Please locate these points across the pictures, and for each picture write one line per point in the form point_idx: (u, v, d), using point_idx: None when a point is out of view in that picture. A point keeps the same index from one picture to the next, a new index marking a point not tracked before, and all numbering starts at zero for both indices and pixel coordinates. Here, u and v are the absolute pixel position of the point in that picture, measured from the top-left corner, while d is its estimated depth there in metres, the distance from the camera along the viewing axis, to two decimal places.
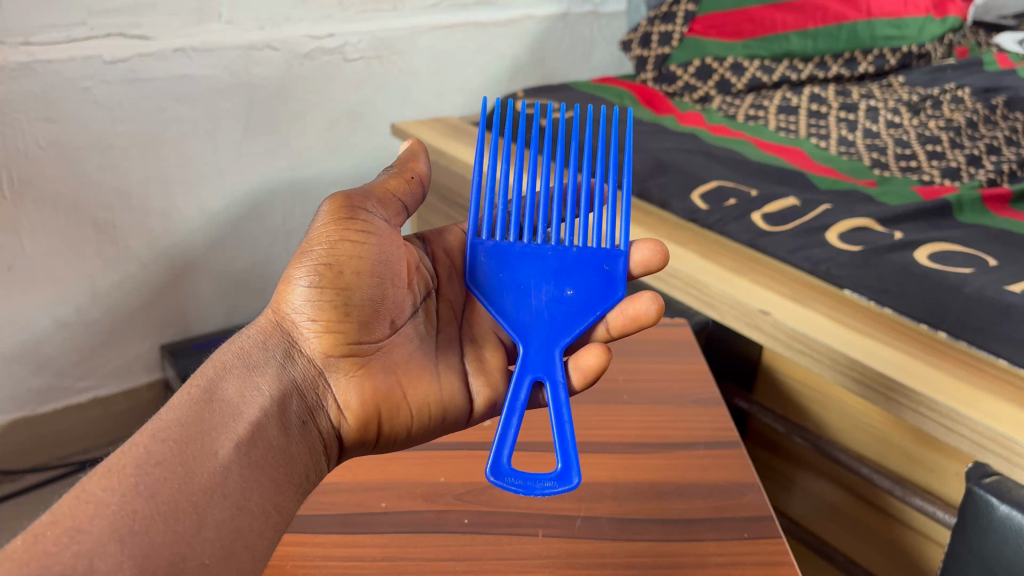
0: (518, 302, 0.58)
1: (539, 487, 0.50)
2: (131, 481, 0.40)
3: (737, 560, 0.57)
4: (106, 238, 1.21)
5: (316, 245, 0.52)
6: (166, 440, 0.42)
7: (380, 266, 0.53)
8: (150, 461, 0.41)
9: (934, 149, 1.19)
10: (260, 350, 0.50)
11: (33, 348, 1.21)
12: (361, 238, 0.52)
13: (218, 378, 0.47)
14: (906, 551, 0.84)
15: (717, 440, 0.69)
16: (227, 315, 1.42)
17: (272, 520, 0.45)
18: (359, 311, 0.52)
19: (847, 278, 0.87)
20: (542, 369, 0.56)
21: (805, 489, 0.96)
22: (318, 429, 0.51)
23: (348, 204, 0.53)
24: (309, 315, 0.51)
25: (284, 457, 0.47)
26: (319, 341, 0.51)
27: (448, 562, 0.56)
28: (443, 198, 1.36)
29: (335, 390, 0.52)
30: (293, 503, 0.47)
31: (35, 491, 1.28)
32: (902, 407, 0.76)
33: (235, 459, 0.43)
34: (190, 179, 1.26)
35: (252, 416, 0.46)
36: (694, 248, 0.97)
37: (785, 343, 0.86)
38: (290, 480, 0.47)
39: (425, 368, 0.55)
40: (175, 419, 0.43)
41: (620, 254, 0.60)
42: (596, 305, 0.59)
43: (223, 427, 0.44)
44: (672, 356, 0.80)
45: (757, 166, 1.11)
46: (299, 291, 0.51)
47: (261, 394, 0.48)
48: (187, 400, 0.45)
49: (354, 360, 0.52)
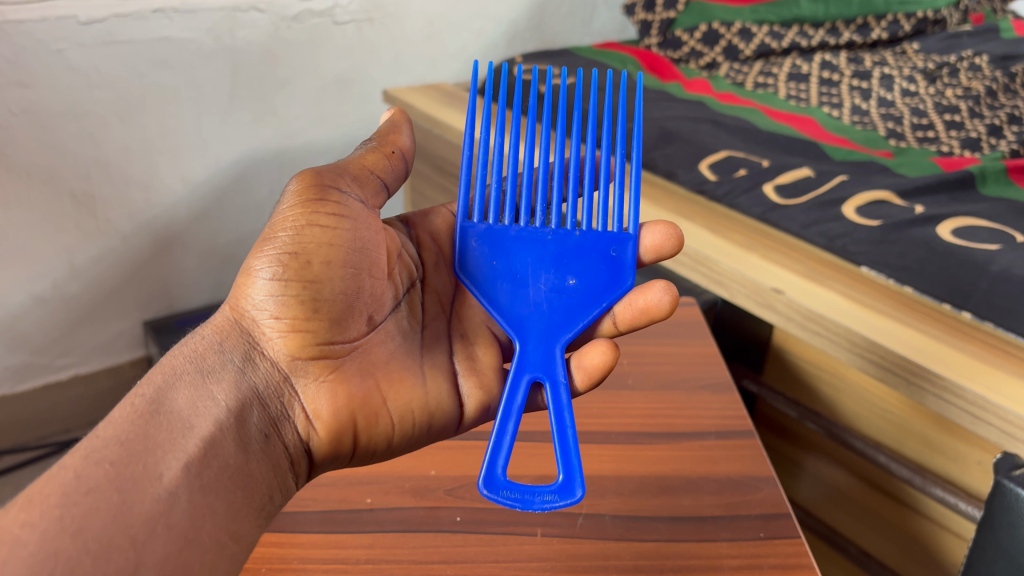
0: (514, 293, 0.53)
1: (538, 501, 0.47)
2: (55, 514, 0.36)
3: (753, 563, 0.52)
4: (84, 211, 1.16)
5: (280, 231, 0.48)
6: (101, 462, 0.39)
7: (355, 255, 0.49)
8: (81, 489, 0.37)
9: (952, 118, 1.13)
10: (215, 354, 0.46)
11: (8, 325, 1.17)
12: (333, 222, 0.48)
13: (167, 388, 0.43)
14: (924, 541, 0.79)
15: (728, 430, 0.64)
16: (212, 290, 1.37)
17: (228, 551, 0.41)
18: (329, 306, 0.48)
19: (866, 254, 0.82)
20: (541, 368, 0.51)
21: (815, 475, 0.92)
22: (284, 443, 0.47)
23: (318, 182, 0.49)
24: (271, 313, 0.47)
25: (243, 477, 0.43)
26: (284, 342, 0.47)
27: (438, 564, 0.51)
28: (438, 169, 1.30)
29: (304, 397, 0.48)
30: (254, 530, 0.43)
31: (14, 474, 1.24)
32: (925, 393, 0.71)
33: (183, 482, 0.40)
34: (172, 149, 1.20)
35: (205, 429, 0.42)
36: (702, 222, 0.92)
37: (800, 324, 0.81)
38: (250, 504, 0.43)
39: (408, 369, 0.52)
40: (115, 437, 0.40)
41: (628, 237, 0.56)
42: (601, 296, 0.54)
43: (170, 445, 0.41)
44: (679, 338, 0.75)
45: (768, 135, 1.06)
46: (260, 286, 0.47)
47: (215, 405, 0.44)
48: (130, 414, 0.41)
49: (325, 363, 0.48)
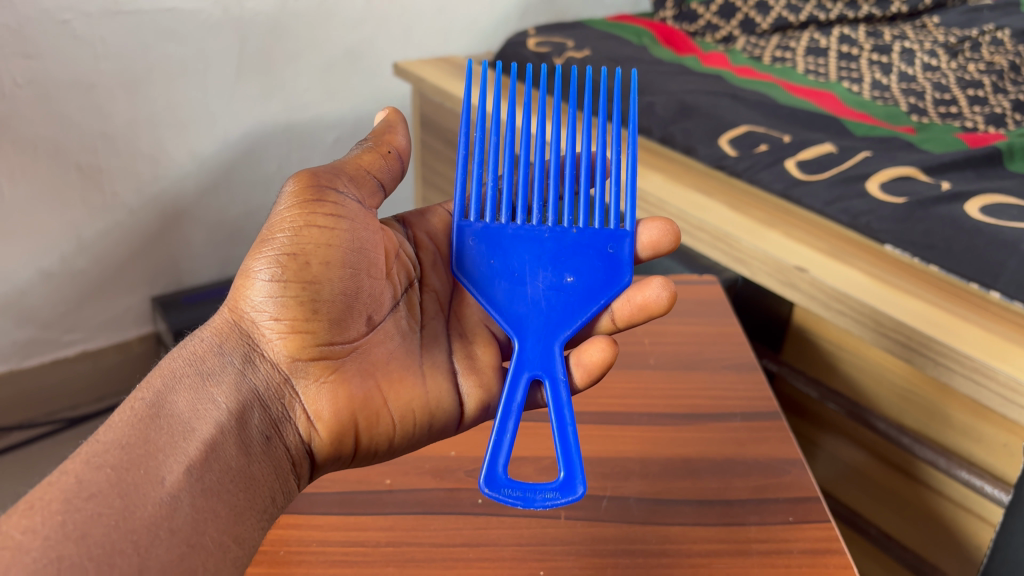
0: (512, 291, 0.52)
1: (539, 499, 0.46)
2: (57, 520, 0.35)
3: (782, 548, 0.51)
4: (91, 184, 1.14)
5: (278, 232, 0.46)
6: (102, 467, 0.37)
7: (353, 255, 0.48)
8: (82, 495, 0.36)
9: (976, 93, 1.11)
10: (215, 355, 0.45)
11: (16, 299, 1.15)
12: (330, 222, 0.47)
13: (167, 390, 0.42)
14: (944, 523, 0.78)
15: (753, 411, 0.63)
16: (220, 266, 1.35)
17: (231, 554, 0.40)
18: (329, 307, 0.47)
19: (890, 232, 0.80)
20: (541, 366, 0.50)
21: (833, 455, 0.90)
22: (285, 445, 0.46)
23: (315, 182, 0.48)
24: (271, 314, 0.46)
25: (245, 480, 0.42)
26: (284, 343, 0.46)
27: (459, 548, 0.50)
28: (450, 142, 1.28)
29: (305, 398, 0.47)
30: (257, 532, 0.42)
31: (23, 451, 1.23)
32: (954, 373, 0.69)
33: (185, 486, 0.38)
34: (179, 122, 1.18)
35: (206, 433, 0.41)
36: (722, 199, 0.90)
37: (823, 304, 0.79)
38: (253, 506, 0.42)
39: (408, 369, 0.51)
40: (115, 441, 0.38)
41: (626, 234, 0.55)
42: (598, 293, 0.53)
43: (171, 449, 0.39)
44: (702, 317, 0.74)
45: (788, 109, 1.03)
46: (259, 287, 0.46)
47: (216, 407, 0.43)
48: (130, 418, 0.40)
49: (325, 364, 0.47)
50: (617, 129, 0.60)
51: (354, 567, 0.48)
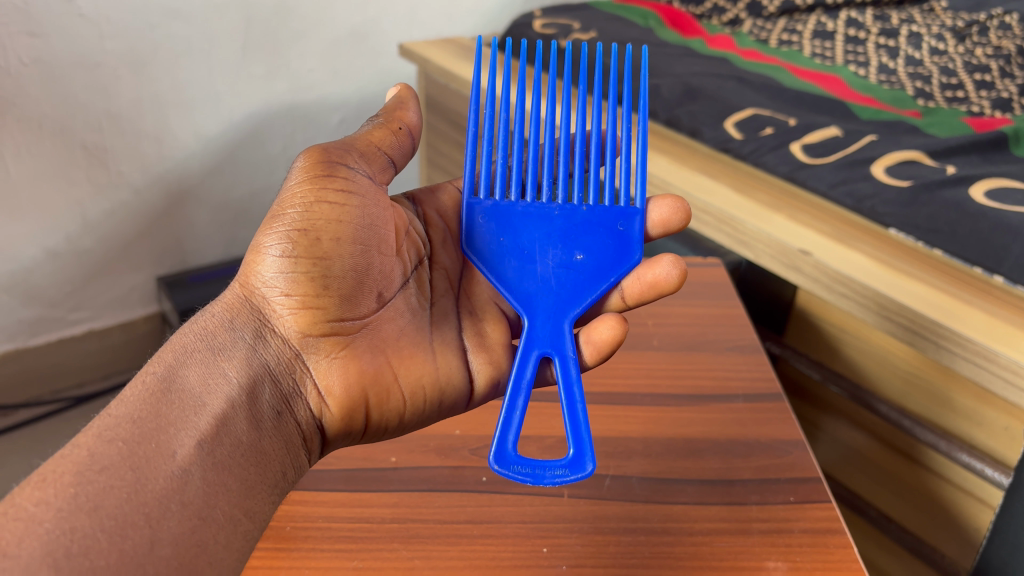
0: (521, 269, 0.53)
1: (549, 476, 0.46)
2: (69, 492, 0.35)
3: (783, 528, 0.51)
4: (96, 163, 1.14)
5: (288, 208, 0.47)
6: (114, 440, 0.38)
7: (364, 231, 0.48)
8: (94, 467, 0.37)
9: (982, 78, 1.10)
10: (226, 331, 0.45)
11: (22, 278, 1.16)
12: (341, 199, 0.47)
13: (178, 365, 0.42)
14: (944, 505, 0.78)
15: (755, 393, 0.63)
16: (226, 247, 1.36)
17: (242, 528, 0.41)
18: (339, 283, 0.47)
19: (894, 216, 0.80)
20: (550, 344, 0.50)
21: (833, 436, 0.90)
22: (296, 419, 0.46)
23: (325, 158, 0.48)
24: (282, 289, 0.46)
25: (255, 454, 0.42)
26: (295, 319, 0.46)
27: (464, 524, 0.50)
28: (454, 123, 1.28)
29: (315, 373, 0.47)
30: (267, 507, 0.43)
31: (29, 428, 1.24)
32: (956, 357, 0.69)
33: (196, 460, 0.39)
34: (184, 102, 1.18)
35: (217, 408, 0.41)
36: (726, 181, 0.90)
37: (826, 287, 0.79)
38: (263, 480, 0.43)
39: (419, 346, 0.51)
40: (127, 415, 0.39)
41: (637, 212, 0.55)
42: (609, 271, 0.53)
43: (182, 423, 0.40)
44: (705, 299, 0.74)
45: (794, 92, 1.03)
46: (270, 262, 0.46)
47: (227, 382, 0.43)
48: (141, 392, 0.40)
49: (336, 340, 0.48)
50: (627, 113, 0.60)
51: (359, 542, 0.49)
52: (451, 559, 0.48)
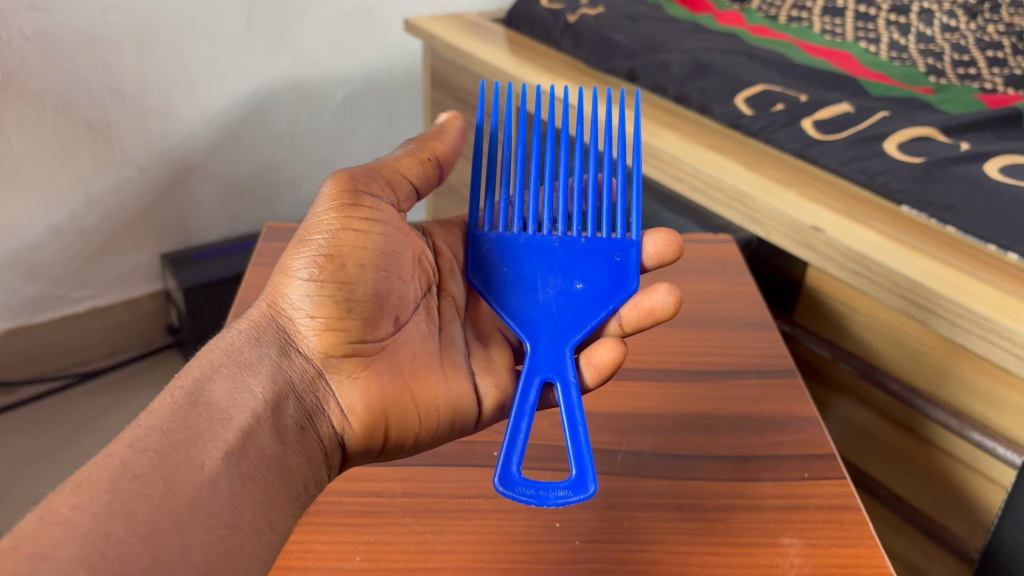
0: (523, 297, 0.52)
1: (553, 497, 0.44)
2: (104, 499, 0.35)
3: (798, 504, 0.51)
4: (99, 138, 1.13)
5: (315, 234, 0.47)
6: (145, 450, 0.37)
7: (386, 258, 0.48)
8: (127, 475, 0.36)
9: (995, 55, 1.08)
10: (252, 347, 0.45)
11: (26, 256, 1.15)
12: (366, 226, 0.48)
13: (206, 380, 0.42)
14: (955, 486, 0.78)
15: (769, 369, 0.63)
16: (230, 224, 1.36)
17: (266, 539, 0.39)
18: (362, 307, 0.47)
19: (907, 193, 0.79)
20: (552, 369, 0.50)
21: (841, 415, 0.90)
22: (319, 435, 0.45)
23: (352, 186, 0.49)
24: (307, 311, 0.46)
25: (280, 468, 0.41)
26: (319, 339, 0.46)
27: (476, 499, 0.50)
28: (459, 101, 1.27)
29: (338, 393, 0.46)
30: (291, 519, 0.41)
31: (33, 406, 1.23)
32: (970, 334, 0.68)
33: (223, 471, 0.38)
34: (187, 78, 1.17)
35: (243, 421, 0.41)
36: (737, 157, 0.89)
37: (838, 265, 0.77)
38: (287, 494, 0.41)
39: (433, 368, 0.50)
40: (157, 426, 0.38)
41: (632, 245, 0.55)
42: (608, 299, 0.53)
43: (210, 435, 0.39)
44: (718, 276, 0.73)
45: (804, 69, 1.03)
46: (298, 286, 0.46)
47: (253, 397, 0.42)
48: (170, 405, 0.40)
49: (357, 360, 0.47)
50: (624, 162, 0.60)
51: (371, 517, 0.48)
52: (464, 533, 0.48)
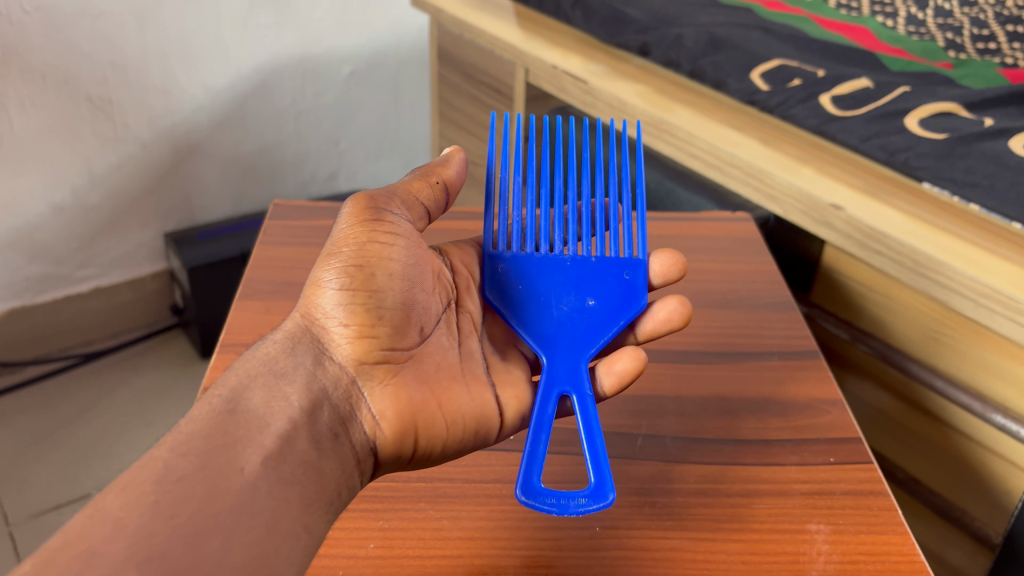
0: (537, 313, 0.51)
1: (573, 505, 0.43)
2: (150, 499, 0.35)
3: (824, 489, 0.49)
4: (101, 116, 1.12)
5: (344, 246, 0.46)
6: (187, 455, 0.37)
7: (413, 270, 0.47)
8: (171, 478, 0.36)
9: (1016, 29, 1.06)
10: (287, 356, 0.43)
11: (28, 234, 1.13)
12: (392, 239, 0.47)
13: (242, 389, 0.41)
14: (975, 468, 0.76)
15: (791, 350, 0.61)
16: (234, 202, 1.34)
17: (300, 542, 0.37)
18: (392, 316, 0.45)
19: (928, 170, 0.77)
20: (569, 382, 0.48)
21: (857, 396, 0.88)
22: (352, 442, 0.44)
23: (374, 204, 0.48)
24: (340, 320, 0.45)
25: (316, 472, 0.40)
26: (352, 347, 0.45)
27: (493, 484, 0.49)
28: (467, 77, 1.24)
29: (371, 400, 0.45)
30: (323, 524, 0.39)
31: (37, 387, 1.22)
32: (995, 314, 0.66)
33: (262, 475, 0.37)
34: (190, 53, 1.15)
35: (280, 427, 0.40)
36: (754, 134, 0.87)
37: (858, 245, 0.75)
38: (322, 497, 0.40)
39: (458, 378, 0.48)
40: (196, 433, 0.38)
41: (639, 262, 0.54)
42: (619, 315, 0.52)
43: (248, 441, 0.38)
44: (737, 255, 0.72)
45: (821, 44, 1.00)
46: (329, 296, 0.45)
47: (289, 404, 0.41)
48: (208, 412, 0.39)
49: (388, 368, 0.46)
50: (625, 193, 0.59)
51: (385, 502, 0.47)
52: (480, 519, 0.46)
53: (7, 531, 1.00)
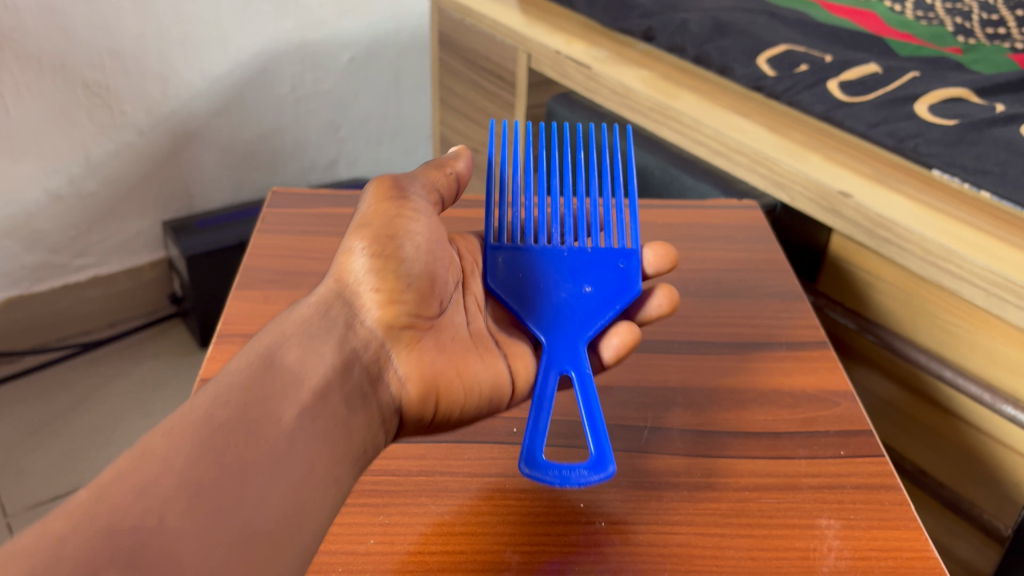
0: (535, 298, 0.50)
1: (574, 477, 0.42)
2: (195, 442, 0.34)
3: (834, 483, 0.48)
4: (99, 102, 1.10)
5: (372, 219, 0.47)
6: (228, 403, 0.37)
7: (435, 245, 0.48)
8: (213, 425, 0.35)
9: None
10: (320, 317, 0.43)
11: (25, 222, 1.12)
12: (416, 216, 0.48)
13: (278, 346, 0.41)
14: (983, 460, 0.75)
15: (799, 340, 0.60)
16: (233, 191, 1.32)
17: (329, 495, 0.38)
18: (419, 285, 0.46)
19: (938, 156, 0.76)
20: (568, 362, 0.47)
21: (863, 386, 0.87)
22: (381, 403, 0.44)
23: (396, 186, 0.49)
24: (370, 286, 0.45)
25: (346, 429, 0.40)
26: (381, 311, 0.45)
27: (497, 478, 0.48)
28: (468, 63, 1.23)
29: (398, 364, 0.45)
30: (350, 479, 0.39)
31: (36, 375, 1.21)
32: (1007, 304, 0.64)
33: (299, 428, 0.37)
34: (188, 39, 1.13)
35: (314, 385, 0.40)
36: (760, 120, 0.86)
37: (866, 233, 0.73)
38: (349, 453, 0.40)
39: (474, 349, 0.49)
40: (234, 385, 0.38)
41: (633, 252, 0.54)
42: (615, 299, 0.51)
43: (284, 396, 0.38)
44: (744, 244, 0.70)
45: (828, 29, 0.99)
46: (361, 261, 0.45)
47: (323, 363, 0.41)
48: (245, 367, 0.39)
49: (413, 334, 0.46)
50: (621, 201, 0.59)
51: (386, 496, 0.46)
52: (485, 514, 0.45)
53: (5, 522, 0.99)
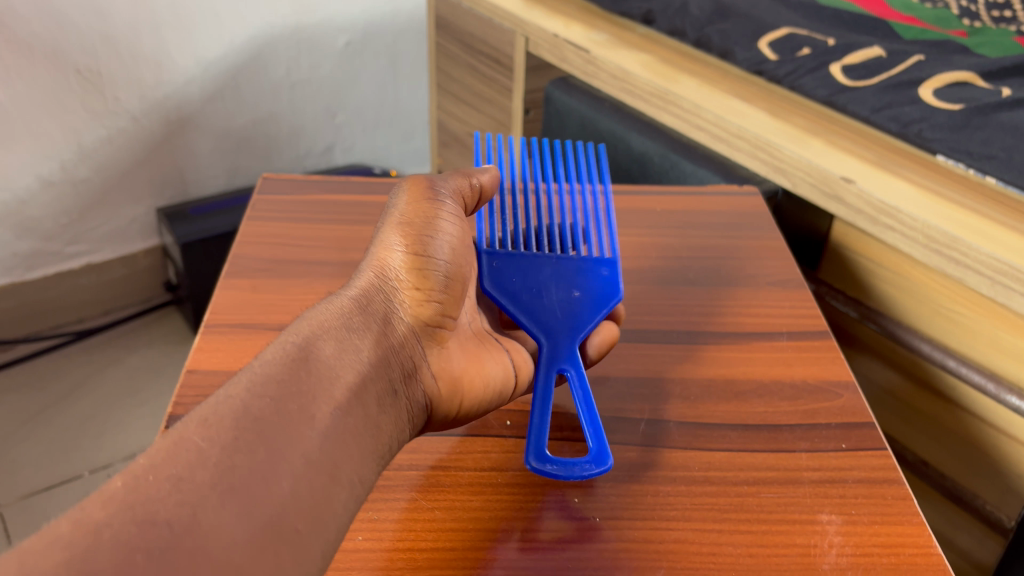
0: (530, 300, 0.49)
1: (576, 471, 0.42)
2: (230, 435, 0.33)
3: (836, 477, 0.47)
4: (91, 87, 1.09)
5: (413, 216, 0.45)
6: (263, 396, 0.35)
7: (467, 249, 0.47)
8: (247, 417, 0.34)
9: None
10: (359, 311, 0.41)
11: (17, 210, 1.11)
12: (453, 217, 0.46)
13: (316, 336, 0.38)
14: (986, 450, 0.74)
15: (799, 330, 0.59)
16: (227, 177, 1.30)
17: (353, 493, 0.36)
18: (454, 286, 0.44)
19: (943, 141, 0.74)
20: (564, 361, 0.46)
21: (865, 375, 0.86)
22: (410, 400, 0.41)
23: (433, 182, 0.47)
24: (409, 282, 0.43)
25: (372, 426, 0.38)
26: (417, 309, 0.43)
27: (488, 472, 0.47)
28: (465, 47, 1.21)
29: (430, 362, 0.43)
30: (373, 474, 0.37)
31: (30, 364, 1.20)
32: (1013, 292, 0.63)
33: (331, 425, 0.35)
34: (182, 23, 1.12)
35: (349, 381, 0.38)
36: (762, 104, 0.84)
37: (868, 221, 0.72)
38: (373, 449, 0.38)
39: (489, 346, 0.47)
40: (270, 376, 0.35)
41: (613, 259, 0.54)
42: (604, 302, 0.50)
43: (320, 391, 0.36)
44: (745, 231, 0.69)
45: (831, 12, 0.97)
46: (400, 258, 0.43)
47: (359, 358, 0.39)
48: (281, 357, 0.37)
49: (442, 333, 0.44)
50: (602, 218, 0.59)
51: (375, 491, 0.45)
52: (474, 510, 0.44)
53: None
